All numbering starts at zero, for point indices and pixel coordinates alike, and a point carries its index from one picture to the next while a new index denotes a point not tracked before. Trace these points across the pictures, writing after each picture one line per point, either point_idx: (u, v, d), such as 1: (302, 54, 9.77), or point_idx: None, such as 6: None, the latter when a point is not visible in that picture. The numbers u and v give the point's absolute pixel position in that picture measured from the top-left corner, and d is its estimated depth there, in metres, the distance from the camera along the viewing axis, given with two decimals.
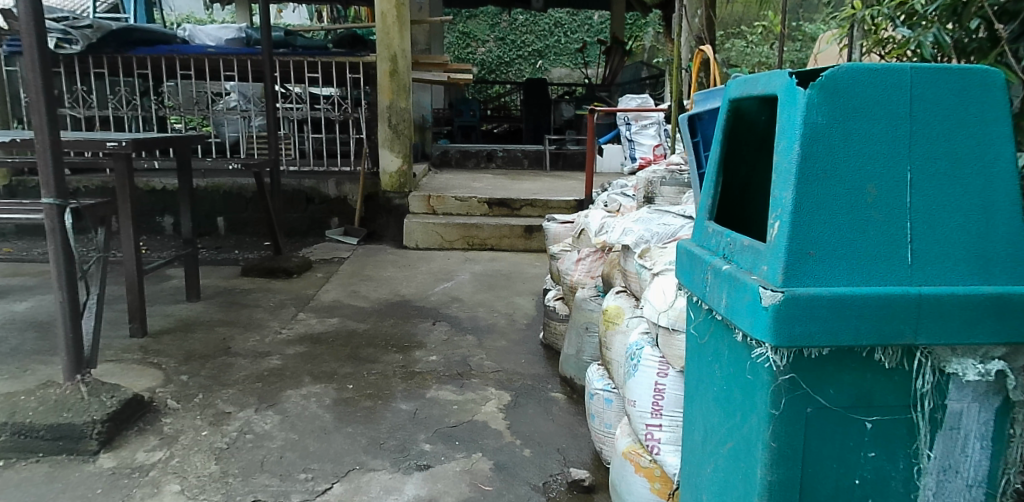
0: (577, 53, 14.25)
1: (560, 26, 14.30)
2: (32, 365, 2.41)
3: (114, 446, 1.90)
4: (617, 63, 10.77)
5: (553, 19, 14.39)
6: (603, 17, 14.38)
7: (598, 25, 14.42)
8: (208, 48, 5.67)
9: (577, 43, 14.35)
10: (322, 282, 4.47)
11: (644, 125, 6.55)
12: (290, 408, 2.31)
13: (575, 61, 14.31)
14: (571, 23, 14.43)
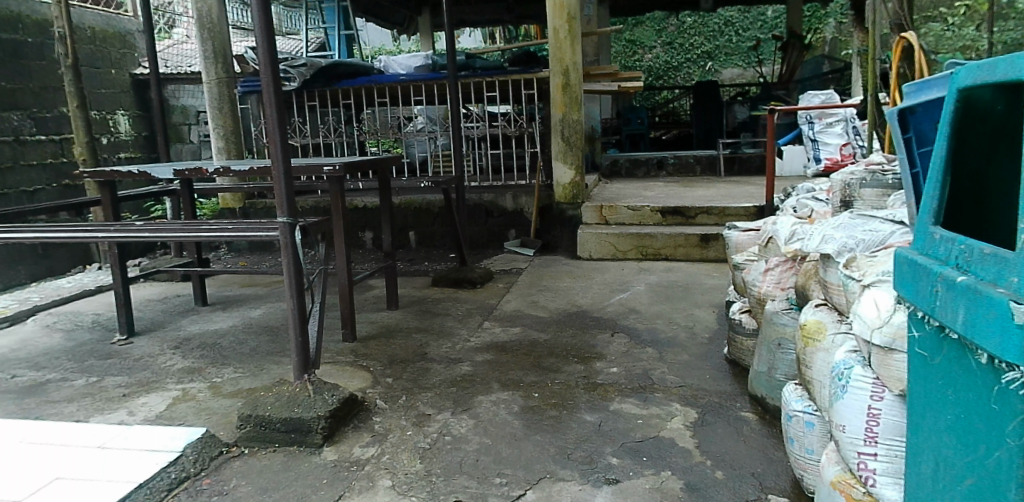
0: (749, 52, 13.59)
1: (730, 25, 13.82)
2: (267, 365, 2.76)
3: (335, 440, 2.11)
4: (796, 59, 9.87)
5: (722, 19, 13.91)
6: (777, 11, 13.59)
7: (773, 20, 13.65)
8: (400, 76, 6.18)
9: (750, 41, 13.68)
10: (503, 293, 4.64)
11: (830, 122, 6.07)
12: (482, 413, 2.42)
13: (747, 60, 13.65)
14: (742, 22, 13.82)
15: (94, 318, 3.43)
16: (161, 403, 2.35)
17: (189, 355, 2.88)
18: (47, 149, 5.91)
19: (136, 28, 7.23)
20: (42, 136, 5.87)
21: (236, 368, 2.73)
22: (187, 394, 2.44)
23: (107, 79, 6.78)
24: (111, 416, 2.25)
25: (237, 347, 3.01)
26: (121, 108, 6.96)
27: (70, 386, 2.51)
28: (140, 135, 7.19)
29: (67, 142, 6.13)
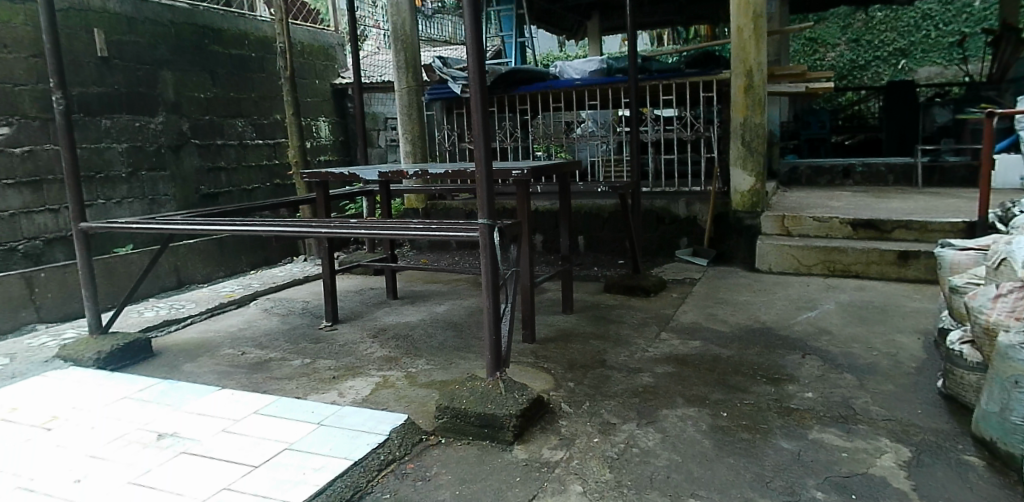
0: (952, 48, 11.96)
1: (929, 18, 12.18)
2: (456, 359, 2.88)
3: (524, 439, 2.15)
4: (1011, 54, 8.54)
5: (919, 12, 12.30)
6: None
7: (981, 11, 11.71)
8: (576, 81, 6.23)
9: (953, 36, 11.94)
10: (678, 303, 4.50)
11: None
12: (668, 427, 2.35)
13: (948, 57, 12.03)
14: (944, 14, 12.05)
15: (303, 304, 3.79)
16: (366, 388, 2.55)
17: (386, 345, 3.10)
18: (264, 152, 6.65)
19: (337, 41, 7.92)
20: (261, 140, 6.61)
21: (428, 360, 2.88)
22: (387, 381, 2.62)
23: (312, 89, 7.50)
24: (325, 396, 2.48)
25: (427, 340, 3.18)
26: (323, 115, 7.66)
27: (289, 365, 2.80)
28: (337, 140, 7.88)
29: (280, 146, 6.85)
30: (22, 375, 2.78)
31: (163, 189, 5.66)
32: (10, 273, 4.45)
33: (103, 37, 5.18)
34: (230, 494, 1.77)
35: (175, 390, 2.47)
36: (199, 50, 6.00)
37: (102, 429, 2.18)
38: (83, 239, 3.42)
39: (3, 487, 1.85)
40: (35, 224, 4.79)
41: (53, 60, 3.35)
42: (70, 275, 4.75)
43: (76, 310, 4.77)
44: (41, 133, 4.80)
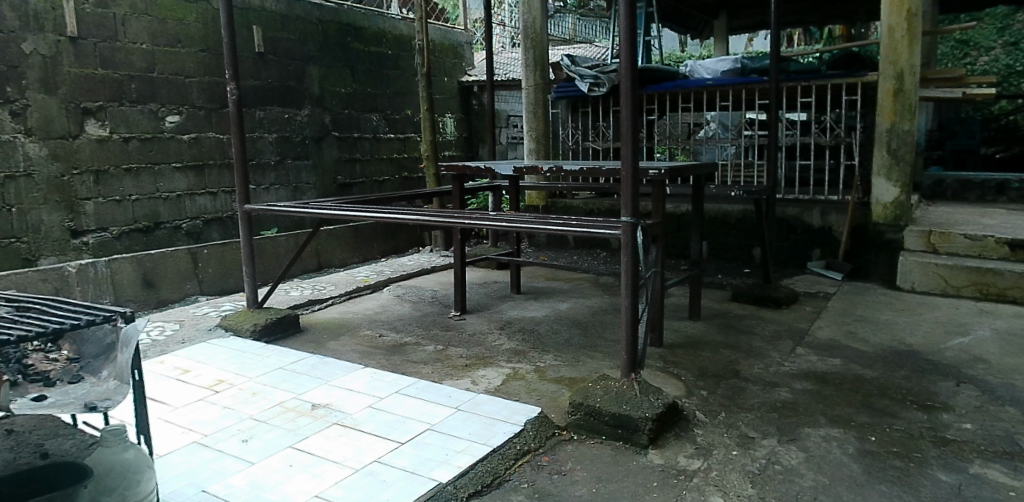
0: None
1: None
2: (584, 357, 2.88)
3: (660, 445, 2.11)
4: None
5: None
6: None
7: None
8: (707, 80, 6.03)
9: None
10: (812, 317, 4.26)
11: None
12: (812, 447, 2.23)
13: None
14: None
15: (432, 293, 3.92)
16: (497, 378, 2.61)
17: (514, 337, 3.15)
18: (395, 145, 6.93)
19: (466, 39, 8.11)
20: (392, 134, 6.90)
21: (556, 356, 2.89)
22: (517, 373, 2.66)
23: (441, 86, 7.72)
24: (459, 383, 2.56)
25: (553, 336, 3.19)
26: (449, 111, 7.88)
27: (423, 350, 2.91)
28: (461, 136, 8.07)
29: (409, 141, 7.12)
30: (191, 341, 3.06)
31: (305, 177, 6.03)
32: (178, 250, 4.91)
33: (260, 33, 5.58)
34: (380, 468, 1.89)
35: (324, 366, 2.66)
36: (342, 47, 6.33)
37: (264, 397, 2.38)
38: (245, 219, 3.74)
39: (184, 439, 2.07)
40: (197, 206, 5.25)
41: (230, 53, 3.66)
42: (228, 253, 5.17)
43: (233, 286, 5.21)
44: (205, 122, 5.26)
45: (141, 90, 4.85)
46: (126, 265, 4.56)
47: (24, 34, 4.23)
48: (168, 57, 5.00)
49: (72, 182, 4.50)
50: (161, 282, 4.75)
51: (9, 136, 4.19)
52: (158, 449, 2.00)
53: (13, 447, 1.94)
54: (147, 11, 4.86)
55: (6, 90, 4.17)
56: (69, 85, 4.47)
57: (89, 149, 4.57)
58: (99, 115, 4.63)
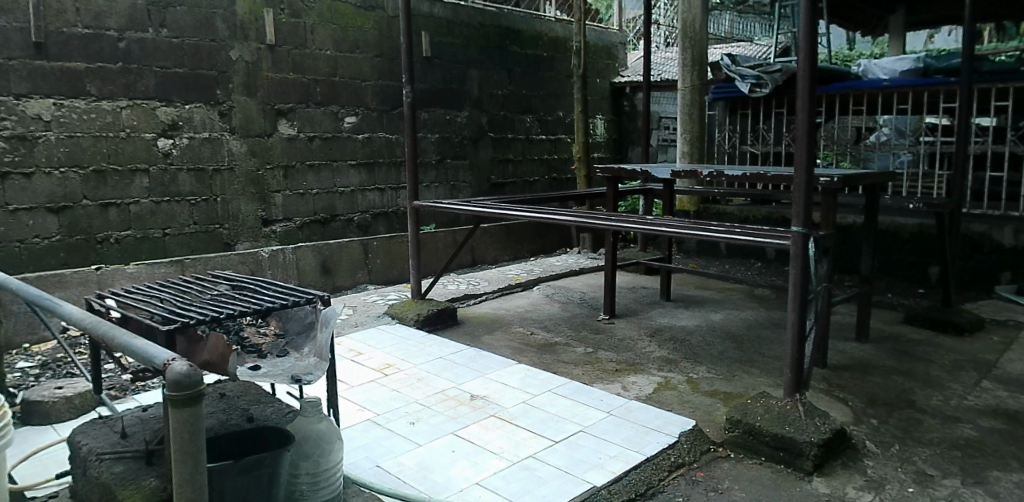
0: None
1: None
2: (739, 372, 2.78)
3: (825, 472, 2.02)
4: None
5: None
6: None
7: None
8: (883, 81, 5.54)
9: None
10: (1001, 348, 3.81)
11: None
12: (1003, 493, 2.00)
13: None
14: None
15: (581, 295, 3.97)
16: (649, 385, 2.60)
17: (664, 345, 3.11)
18: (546, 147, 7.07)
19: (620, 40, 8.04)
20: (543, 135, 7.02)
21: (710, 368, 2.82)
22: (668, 383, 2.64)
23: (594, 87, 7.74)
24: (609, 387, 2.59)
25: (706, 348, 3.11)
26: (600, 112, 7.87)
27: (573, 351, 2.97)
28: (612, 138, 8.04)
29: (560, 142, 7.23)
30: (361, 325, 3.43)
31: (462, 176, 6.31)
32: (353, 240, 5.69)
33: (428, 38, 5.90)
34: (536, 464, 1.99)
35: (480, 359, 2.88)
36: (501, 50, 6.53)
37: (427, 384, 2.65)
38: (413, 214, 4.28)
39: (361, 416, 2.40)
40: (368, 201, 5.82)
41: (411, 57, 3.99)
42: (393, 246, 5.92)
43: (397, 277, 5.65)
44: (377, 122, 5.79)
45: (325, 92, 5.45)
46: (309, 253, 5.36)
47: (231, 43, 4.92)
48: (346, 62, 5.54)
49: (266, 175, 5.16)
50: (336, 269, 5.55)
51: (217, 134, 4.90)
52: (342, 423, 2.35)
53: (225, 409, 2.20)
54: (331, 20, 5.45)
55: (216, 93, 4.88)
56: (267, 88, 5.13)
57: (280, 146, 5.23)
58: (290, 116, 5.26)
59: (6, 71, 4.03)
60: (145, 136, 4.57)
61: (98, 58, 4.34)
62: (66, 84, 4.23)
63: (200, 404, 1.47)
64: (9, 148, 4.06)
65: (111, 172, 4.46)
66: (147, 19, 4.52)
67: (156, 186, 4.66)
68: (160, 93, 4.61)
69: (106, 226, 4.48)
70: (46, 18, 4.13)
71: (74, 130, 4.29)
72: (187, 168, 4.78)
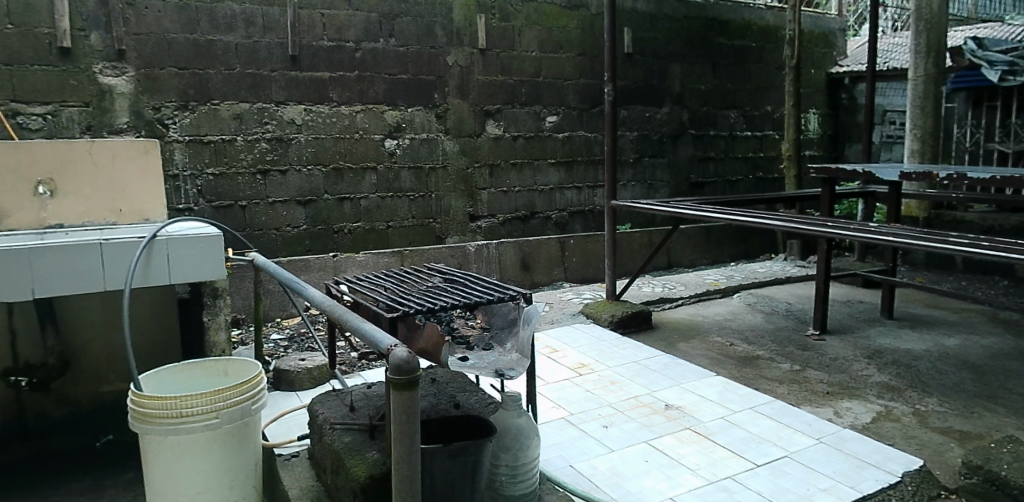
0: None
1: None
2: (980, 409, 2.46)
3: None
4: None
5: None
6: None
7: None
8: None
9: None
10: None
11: None
12: None
13: None
14: None
15: (787, 305, 3.87)
16: (866, 414, 2.45)
17: (885, 368, 2.87)
18: (751, 144, 6.68)
19: (840, 26, 7.35)
20: (749, 132, 6.64)
21: (942, 401, 2.54)
22: (890, 414, 2.45)
23: (806, 79, 7.15)
24: (820, 411, 2.49)
25: (937, 377, 2.77)
26: (814, 107, 7.27)
27: (778, 368, 2.91)
28: (826, 134, 7.39)
29: (766, 139, 6.79)
30: (558, 322, 3.77)
31: (660, 175, 6.19)
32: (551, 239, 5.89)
33: (630, 35, 5.85)
34: (734, 486, 1.99)
35: (675, 367, 2.95)
36: (706, 43, 6.29)
37: (621, 388, 2.77)
38: (612, 214, 4.32)
39: (556, 413, 2.56)
40: (565, 198, 6.07)
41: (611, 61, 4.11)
42: (589, 244, 6.01)
43: (591, 275, 6.05)
44: (577, 121, 6.03)
45: (529, 93, 5.78)
46: (510, 249, 5.69)
47: (448, 49, 5.40)
48: (553, 63, 5.84)
49: (474, 173, 5.62)
50: (535, 266, 5.81)
51: (434, 135, 5.43)
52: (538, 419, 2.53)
53: (436, 394, 2.41)
54: (538, 22, 5.73)
55: (434, 96, 5.40)
56: (478, 90, 5.57)
57: (488, 145, 5.65)
58: (497, 116, 5.67)
59: (270, 82, 4.81)
60: (374, 137, 5.20)
61: (340, 68, 5.02)
62: (314, 91, 4.95)
63: (415, 387, 1.58)
64: (270, 149, 4.85)
65: (347, 170, 5.14)
66: (378, 30, 5.11)
67: (382, 183, 5.29)
68: (388, 98, 5.21)
69: (342, 218, 5.17)
70: (300, 34, 4.85)
71: (319, 132, 5.00)
72: (408, 166, 5.36)
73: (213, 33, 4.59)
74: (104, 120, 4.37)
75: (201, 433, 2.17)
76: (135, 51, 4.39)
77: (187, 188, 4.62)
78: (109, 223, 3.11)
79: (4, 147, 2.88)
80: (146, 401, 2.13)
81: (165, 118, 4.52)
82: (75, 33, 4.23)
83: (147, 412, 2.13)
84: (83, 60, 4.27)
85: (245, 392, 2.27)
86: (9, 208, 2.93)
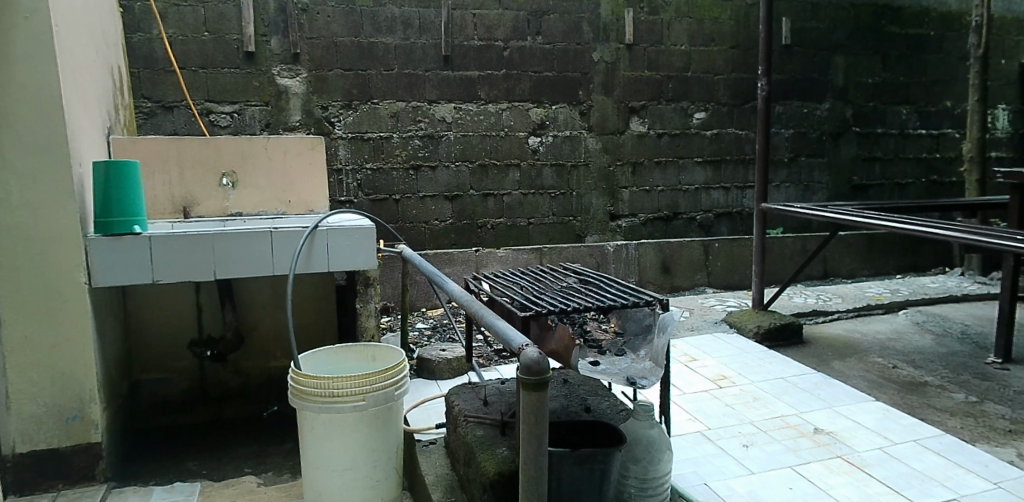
0: None
1: None
2: None
3: None
4: None
5: None
6: None
7: None
8: None
9: None
10: None
11: None
12: None
13: None
14: None
15: (964, 326, 3.51)
16: None
17: None
18: (926, 143, 6.01)
19: None
20: (923, 130, 5.99)
21: None
22: None
23: (995, 70, 6.32)
24: (999, 451, 2.26)
25: None
26: (1004, 101, 6.40)
27: (950, 398, 2.67)
28: (1019, 133, 6.49)
29: (944, 138, 6.08)
30: (700, 329, 3.71)
31: (818, 176, 5.75)
32: (694, 241, 5.64)
33: (789, 25, 5.47)
34: None
35: (827, 388, 2.77)
36: (876, 32, 5.74)
37: (765, 406, 2.64)
38: (761, 217, 4.07)
39: (692, 427, 2.49)
40: (711, 199, 5.81)
41: (765, 60, 3.96)
42: (735, 249, 5.68)
43: (737, 281, 5.72)
44: (728, 118, 5.75)
45: (677, 88, 5.60)
46: (650, 250, 5.48)
47: (595, 45, 5.36)
48: (703, 56, 5.61)
49: (617, 172, 5.55)
50: (677, 268, 5.57)
51: (577, 132, 5.43)
52: (673, 430, 2.46)
53: (568, 396, 2.41)
54: (688, 14, 5.52)
55: (578, 93, 5.39)
56: (623, 86, 5.48)
57: (631, 143, 5.55)
58: (642, 113, 5.56)
59: (424, 81, 5.04)
60: (519, 134, 5.29)
61: (489, 66, 5.15)
62: (464, 90, 5.12)
63: (545, 389, 1.58)
64: (422, 145, 5.09)
65: (492, 166, 5.27)
66: (526, 28, 5.18)
67: (525, 180, 5.36)
68: (534, 95, 5.27)
69: (485, 214, 5.31)
70: (453, 35, 5.03)
71: (467, 130, 5.17)
72: (550, 163, 5.39)
73: (375, 36, 4.88)
74: (280, 118, 4.79)
75: (349, 413, 2.32)
76: (308, 54, 4.78)
77: (349, 182, 4.96)
78: (280, 213, 3.42)
79: (195, 142, 3.24)
80: (304, 380, 2.31)
81: (332, 117, 4.88)
82: (258, 38, 4.67)
83: (305, 389, 2.31)
84: (264, 62, 4.71)
85: (390, 378, 2.39)
86: (200, 197, 3.28)
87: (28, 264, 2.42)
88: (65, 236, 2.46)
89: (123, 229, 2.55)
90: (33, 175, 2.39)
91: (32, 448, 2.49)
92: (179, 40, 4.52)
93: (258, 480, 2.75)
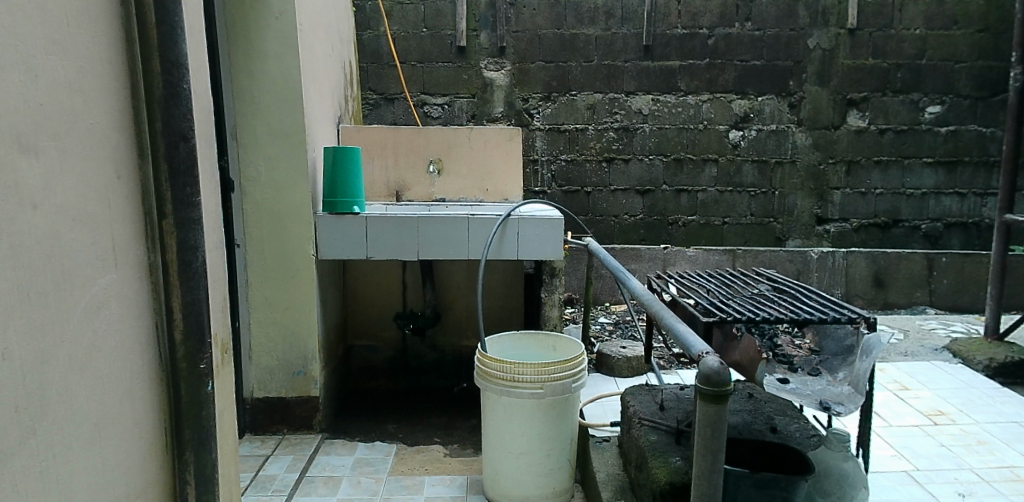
0: None
1: None
2: None
3: None
4: None
5: None
6: None
7: None
8: None
9: None
10: None
11: None
12: None
13: None
14: None
15: None
16: None
17: None
18: None
19: None
20: None
21: None
22: None
23: None
24: None
25: None
26: None
27: None
28: None
29: None
30: (915, 355, 3.33)
31: None
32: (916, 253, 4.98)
33: None
34: None
35: None
36: None
37: (991, 452, 2.29)
38: (1002, 229, 3.51)
39: (896, 465, 2.22)
40: (941, 206, 5.10)
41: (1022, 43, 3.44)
42: (969, 266, 4.91)
43: (966, 304, 4.94)
44: (970, 113, 4.99)
45: (907, 78, 4.97)
46: (861, 260, 4.93)
47: (813, 30, 4.93)
48: (942, 41, 4.91)
49: (828, 171, 5.08)
50: (892, 283, 4.97)
51: (785, 126, 5.05)
52: (873, 466, 2.22)
53: (751, 412, 2.27)
54: None
55: (789, 83, 5.00)
56: (842, 76, 4.99)
57: (847, 139, 5.05)
58: (862, 106, 5.03)
59: (623, 73, 4.99)
60: (719, 128, 5.04)
61: (691, 56, 4.97)
62: (663, 81, 4.99)
63: (725, 402, 1.45)
64: (617, 138, 5.06)
65: (688, 161, 5.09)
66: (734, 15, 4.90)
67: (723, 176, 5.10)
68: (738, 86, 4.99)
69: (677, 210, 5.16)
70: (656, 24, 4.92)
71: (664, 122, 5.04)
72: (752, 159, 5.08)
73: (577, 27, 4.93)
74: (484, 110, 5.05)
75: (528, 400, 2.38)
76: (513, 47, 4.97)
77: (543, 172, 5.10)
78: (478, 200, 3.60)
79: (409, 132, 3.51)
80: (490, 362, 2.43)
81: (531, 109, 5.04)
82: (469, 33, 4.94)
83: (489, 370, 2.43)
84: (473, 56, 4.97)
85: (568, 369, 2.42)
86: (410, 182, 3.55)
87: (269, 237, 2.80)
88: (299, 213, 2.80)
89: (345, 209, 2.85)
90: (277, 157, 2.76)
91: (266, 394, 2.89)
92: (401, 36, 4.91)
93: (445, 450, 2.94)
